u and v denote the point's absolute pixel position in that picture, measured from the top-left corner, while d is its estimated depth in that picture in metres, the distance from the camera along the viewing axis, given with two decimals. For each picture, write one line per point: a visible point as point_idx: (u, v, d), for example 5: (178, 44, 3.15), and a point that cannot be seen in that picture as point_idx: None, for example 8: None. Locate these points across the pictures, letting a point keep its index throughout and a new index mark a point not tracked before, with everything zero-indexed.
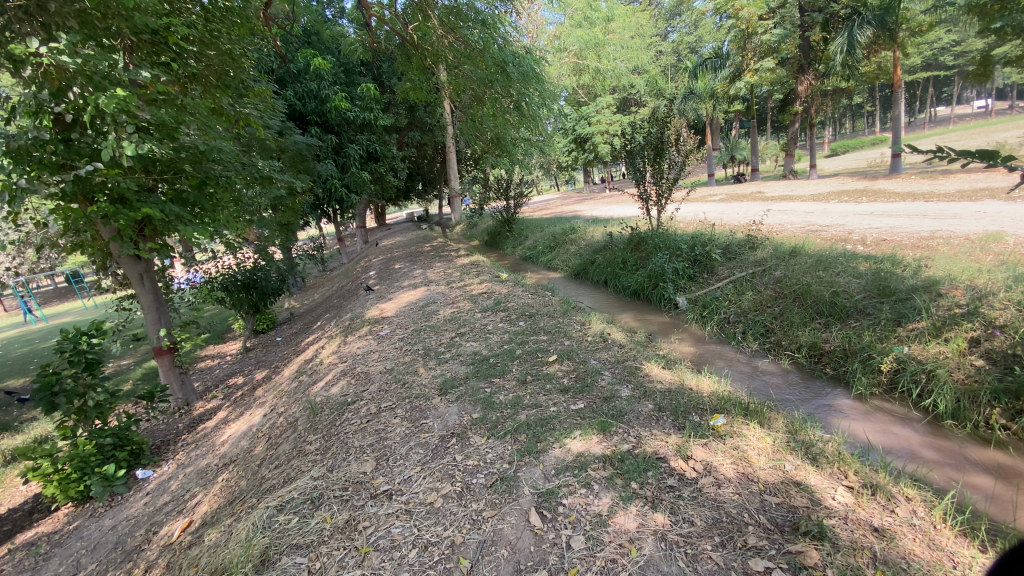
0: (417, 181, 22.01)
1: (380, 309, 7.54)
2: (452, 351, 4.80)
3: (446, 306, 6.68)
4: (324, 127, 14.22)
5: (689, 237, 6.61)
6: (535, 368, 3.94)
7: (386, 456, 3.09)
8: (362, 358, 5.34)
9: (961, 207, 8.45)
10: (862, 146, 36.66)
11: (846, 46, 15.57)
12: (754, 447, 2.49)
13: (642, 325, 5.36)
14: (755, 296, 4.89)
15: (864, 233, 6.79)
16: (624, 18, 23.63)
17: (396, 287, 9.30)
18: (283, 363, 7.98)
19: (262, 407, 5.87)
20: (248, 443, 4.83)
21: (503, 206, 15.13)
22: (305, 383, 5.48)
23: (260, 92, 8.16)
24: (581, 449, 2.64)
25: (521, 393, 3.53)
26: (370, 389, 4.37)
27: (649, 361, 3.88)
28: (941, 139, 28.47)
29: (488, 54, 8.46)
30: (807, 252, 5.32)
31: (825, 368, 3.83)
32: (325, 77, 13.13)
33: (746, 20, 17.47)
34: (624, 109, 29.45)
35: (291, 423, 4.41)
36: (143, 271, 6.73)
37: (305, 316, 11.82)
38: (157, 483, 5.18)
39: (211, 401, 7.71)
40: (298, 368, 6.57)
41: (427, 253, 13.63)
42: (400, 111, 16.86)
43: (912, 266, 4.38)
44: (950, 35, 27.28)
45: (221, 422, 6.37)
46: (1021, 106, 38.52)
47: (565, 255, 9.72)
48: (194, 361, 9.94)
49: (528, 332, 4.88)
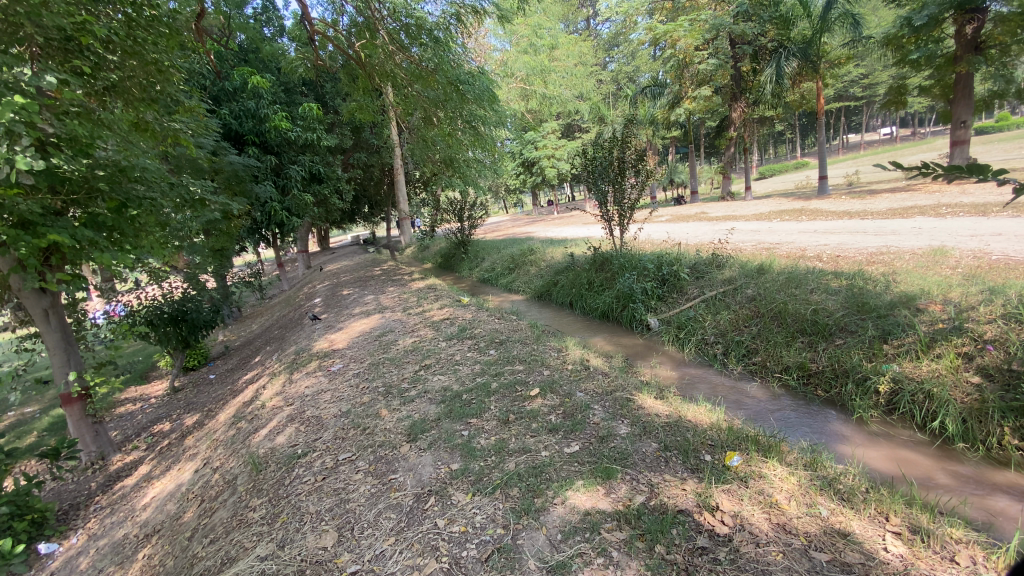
0: (363, 204, 21.26)
1: (330, 341, 6.90)
2: (417, 387, 4.32)
3: (405, 335, 6.17)
4: (263, 147, 13.31)
5: (655, 256, 6.50)
6: (516, 405, 3.53)
7: (351, 525, 2.59)
8: (312, 400, 4.73)
9: (897, 224, 8.95)
10: (785, 169, 39.48)
11: (774, 77, 16.43)
12: (781, 491, 2.23)
13: (618, 349, 5.11)
14: (731, 315, 4.75)
15: (817, 250, 6.97)
16: (568, 46, 24.23)
17: (346, 315, 8.64)
18: (219, 404, 7.09)
19: (193, 461, 5.07)
20: (176, 508, 4.07)
21: (457, 228, 14.76)
22: (246, 431, 4.77)
23: (191, 108, 7.42)
24: (587, 504, 2.28)
25: (504, 435, 3.13)
26: (324, 437, 3.81)
27: (637, 390, 3.58)
28: (856, 163, 31.04)
29: (440, 74, 8.19)
30: (775, 270, 5.29)
31: (817, 391, 3.69)
32: (263, 95, 12.31)
33: (684, 50, 18.28)
34: (569, 134, 30.21)
35: (230, 483, 3.75)
36: (49, 306, 5.78)
37: (243, 349, 10.81)
38: (64, 559, 4.28)
39: (132, 453, 6.67)
40: (235, 412, 5.79)
41: (378, 277, 13.00)
42: (345, 132, 16.23)
43: (882, 282, 4.39)
44: (856, 70, 30.03)
45: (143, 479, 5.48)
46: (918, 134, 42.97)
47: (525, 277, 9.46)
48: (111, 406, 8.75)
49: (501, 362, 4.49)
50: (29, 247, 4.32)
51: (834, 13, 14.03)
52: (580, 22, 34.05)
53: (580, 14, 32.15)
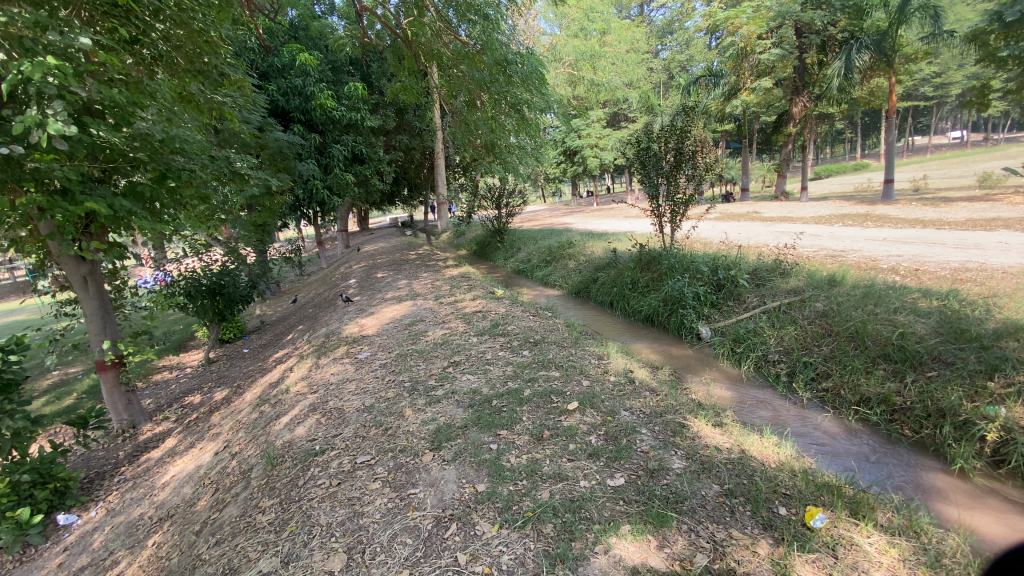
0: (402, 186, 21.18)
1: (360, 326, 6.70)
2: (445, 387, 4.01)
3: (435, 326, 5.89)
4: (308, 126, 13.23)
5: (710, 258, 5.97)
6: (551, 420, 3.17)
7: (361, 546, 2.31)
8: (335, 389, 4.50)
9: (981, 237, 8.05)
10: (843, 170, 37.16)
11: (843, 69, 14.89)
12: (881, 569, 1.84)
13: (665, 360, 4.68)
14: (799, 332, 4.24)
15: (892, 261, 6.29)
16: (620, 31, 23.30)
17: (377, 299, 8.47)
18: (247, 381, 7.04)
19: (214, 442, 4.96)
20: (191, 494, 3.94)
21: (494, 215, 14.44)
22: (267, 417, 4.60)
23: (238, 82, 7.28)
24: (635, 560, 1.92)
25: (538, 455, 2.79)
26: (344, 434, 3.56)
27: (691, 413, 3.16)
28: (923, 167, 28.91)
29: (487, 54, 7.73)
30: (849, 283, 4.71)
31: (902, 430, 3.18)
32: (310, 73, 12.19)
33: (746, 38, 16.98)
34: (614, 124, 29.37)
35: (244, 475, 3.56)
36: (87, 274, 5.79)
37: (276, 326, 10.84)
38: (81, 534, 4.21)
39: (162, 423, 6.67)
40: (261, 393, 5.67)
41: (412, 261, 12.85)
42: (389, 113, 16.05)
43: (983, 305, 3.79)
44: (930, 68, 27.91)
45: (167, 454, 5.42)
46: (992, 140, 39.89)
47: (563, 271, 9.04)
48: (148, 373, 8.92)
49: (536, 366, 4.13)
50: (65, 214, 4.15)
51: (914, 4, 12.83)
52: (633, 8, 32.93)
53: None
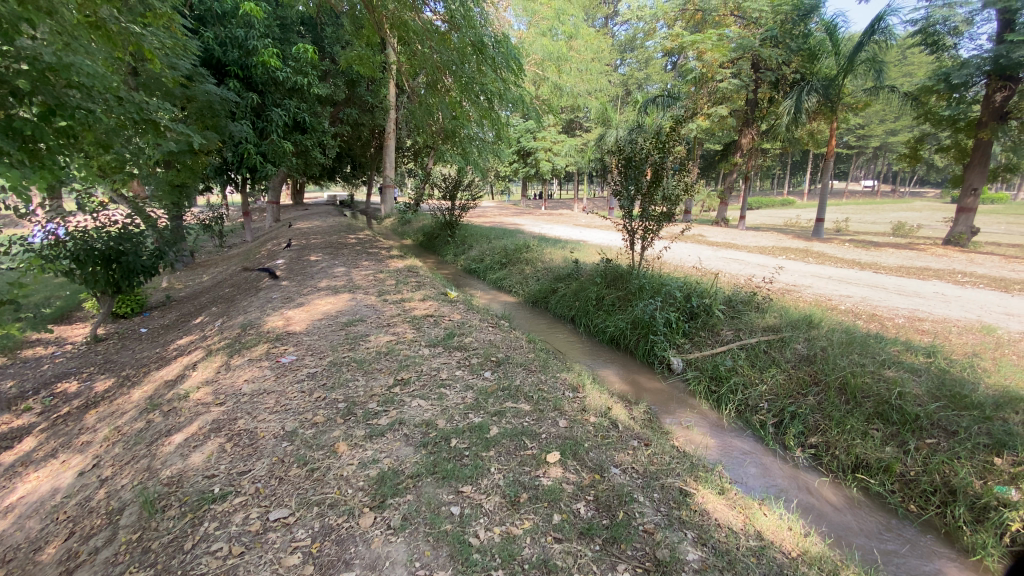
0: (346, 164, 19.75)
1: (286, 319, 5.75)
2: (391, 414, 3.30)
3: (379, 329, 5.11)
4: (246, 83, 11.73)
5: (682, 283, 5.62)
6: (526, 475, 2.58)
7: None
8: (249, 402, 3.65)
9: (917, 285, 8.41)
10: (773, 204, 39.52)
11: (793, 109, 15.17)
12: None
13: (636, 393, 4.30)
14: (783, 376, 3.94)
15: (850, 303, 6.33)
16: (588, 38, 23.05)
17: (308, 288, 7.45)
18: (140, 372, 5.84)
19: (83, 453, 3.89)
20: (37, 533, 2.95)
21: (446, 207, 13.66)
22: (155, 431, 3.62)
23: (164, 18, 5.96)
24: None
25: (513, 527, 2.21)
26: (256, 470, 2.78)
27: (692, 477, 2.69)
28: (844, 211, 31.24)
29: (460, 33, 6.94)
30: (827, 325, 4.49)
31: (907, 504, 2.90)
32: (254, 25, 10.76)
33: (708, 64, 17.21)
34: (570, 131, 29.38)
35: (112, 519, 2.65)
36: None
37: (185, 303, 9.43)
38: None
39: (21, 416, 5.33)
40: (154, 392, 4.62)
41: (352, 247, 11.81)
42: (339, 83, 14.73)
43: (968, 365, 3.63)
44: (858, 121, 30.15)
45: (18, 464, 4.23)
46: (897, 192, 44.09)
47: (519, 276, 8.50)
48: (14, 348, 7.34)
49: (501, 396, 3.52)
50: None
51: (862, 56, 13.09)
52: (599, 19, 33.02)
53: (601, 11, 31.19)
